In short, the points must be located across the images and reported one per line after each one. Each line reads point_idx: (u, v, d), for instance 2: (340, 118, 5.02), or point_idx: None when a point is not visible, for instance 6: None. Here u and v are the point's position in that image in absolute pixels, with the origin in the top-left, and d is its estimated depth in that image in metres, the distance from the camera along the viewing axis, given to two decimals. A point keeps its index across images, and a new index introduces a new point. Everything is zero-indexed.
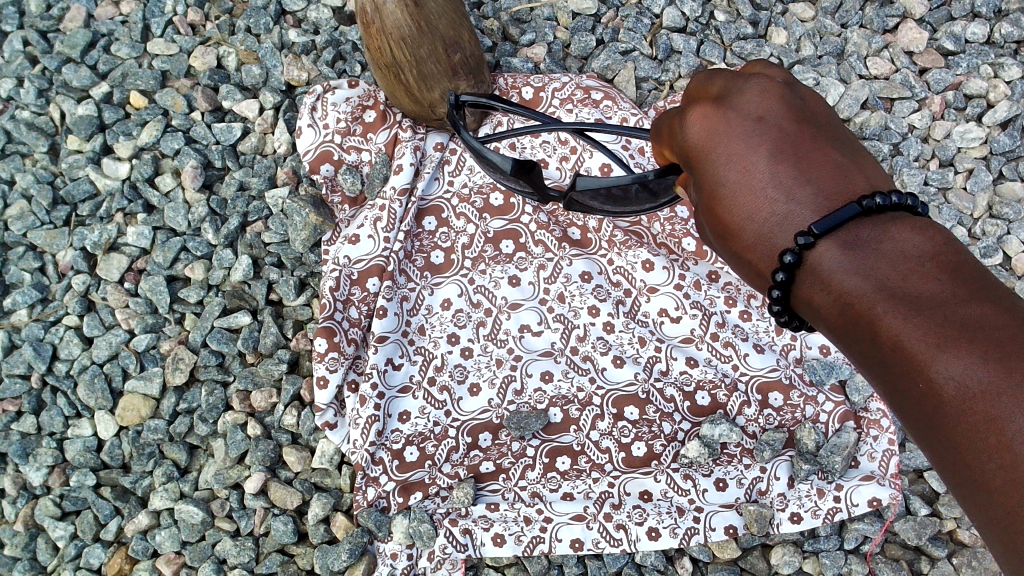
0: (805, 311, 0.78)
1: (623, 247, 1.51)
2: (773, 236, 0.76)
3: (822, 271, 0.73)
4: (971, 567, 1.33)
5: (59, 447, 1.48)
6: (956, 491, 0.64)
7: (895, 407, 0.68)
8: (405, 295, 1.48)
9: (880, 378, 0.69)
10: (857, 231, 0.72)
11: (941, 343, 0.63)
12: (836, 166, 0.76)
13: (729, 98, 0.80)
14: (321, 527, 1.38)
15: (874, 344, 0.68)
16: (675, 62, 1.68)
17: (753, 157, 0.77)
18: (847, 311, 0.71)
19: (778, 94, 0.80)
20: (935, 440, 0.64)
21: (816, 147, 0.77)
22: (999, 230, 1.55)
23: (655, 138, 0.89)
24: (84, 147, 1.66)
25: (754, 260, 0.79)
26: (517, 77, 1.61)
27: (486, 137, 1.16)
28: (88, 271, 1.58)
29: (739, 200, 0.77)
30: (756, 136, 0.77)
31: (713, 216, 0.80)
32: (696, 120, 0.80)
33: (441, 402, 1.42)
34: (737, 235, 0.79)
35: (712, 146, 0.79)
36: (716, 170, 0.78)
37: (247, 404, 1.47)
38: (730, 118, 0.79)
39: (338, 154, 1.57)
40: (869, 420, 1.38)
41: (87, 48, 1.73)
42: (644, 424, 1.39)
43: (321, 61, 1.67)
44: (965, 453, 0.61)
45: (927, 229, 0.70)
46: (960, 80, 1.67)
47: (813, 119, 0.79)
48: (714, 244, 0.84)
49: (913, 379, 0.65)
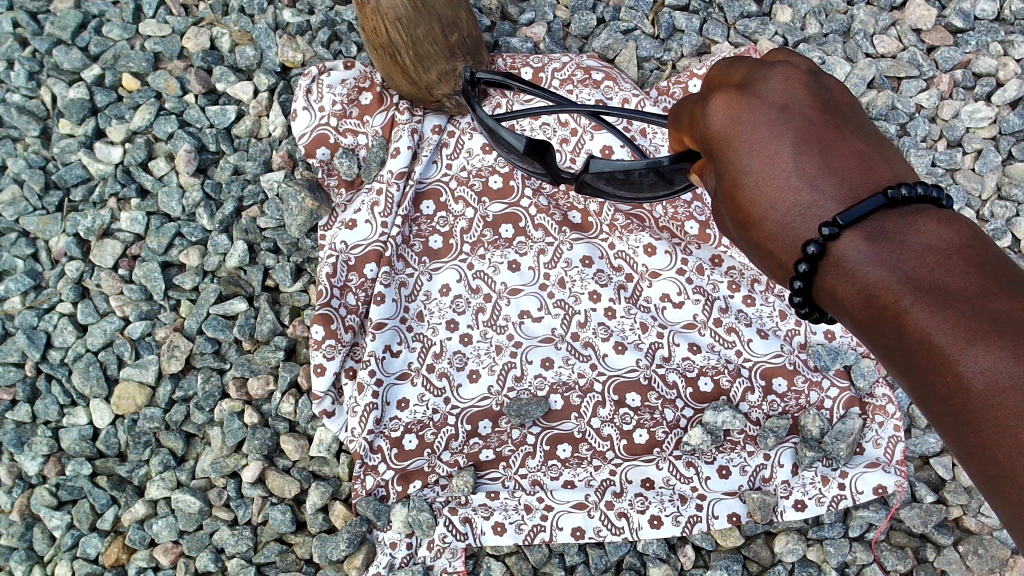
0: (827, 304, 0.75)
1: (624, 231, 1.48)
2: (796, 227, 0.73)
3: (846, 263, 0.70)
4: (977, 555, 1.31)
5: (54, 436, 1.46)
6: (982, 488, 0.62)
7: (920, 402, 0.66)
8: (402, 281, 1.46)
9: (906, 373, 0.67)
10: (882, 223, 0.69)
11: (970, 337, 0.60)
12: (861, 157, 0.72)
13: (753, 85, 0.77)
14: (319, 516, 1.37)
15: (900, 338, 0.66)
16: (677, 41, 1.65)
17: (777, 145, 0.74)
18: (872, 304, 0.68)
19: (804, 82, 0.77)
20: (962, 435, 0.61)
21: (841, 137, 0.74)
22: (1008, 212, 1.53)
23: (675, 124, 0.86)
24: (76, 131, 1.63)
25: (775, 251, 0.76)
26: (516, 58, 1.58)
27: (500, 115, 1.13)
28: (82, 257, 1.56)
29: (761, 189, 0.74)
30: (781, 125, 0.74)
31: (733, 205, 0.77)
32: (719, 107, 0.77)
33: (439, 390, 1.40)
34: (759, 226, 0.76)
35: (735, 133, 0.76)
36: (738, 158, 0.76)
37: (244, 391, 1.45)
38: (754, 105, 0.76)
39: (334, 137, 1.54)
40: (875, 406, 1.35)
41: (79, 30, 1.70)
42: (646, 411, 1.37)
43: (317, 42, 1.64)
44: (992, 446, 0.59)
45: (954, 222, 0.67)
46: (968, 58, 1.64)
47: (838, 109, 0.76)
48: (734, 235, 0.81)
49: (940, 374, 0.62)
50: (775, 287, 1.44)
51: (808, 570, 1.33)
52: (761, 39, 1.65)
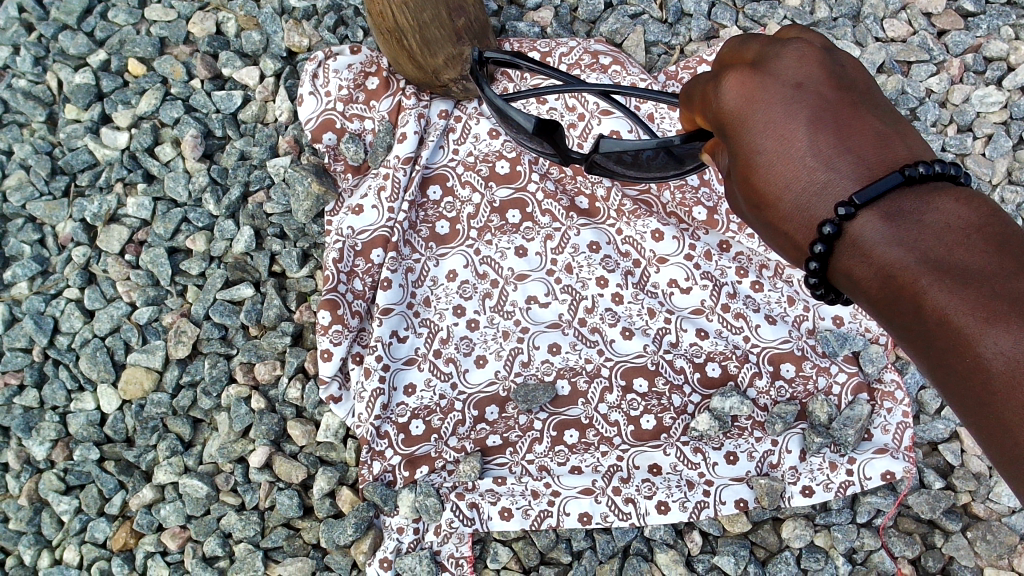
0: (842, 284, 0.74)
1: (631, 216, 1.47)
2: (812, 207, 0.72)
3: (863, 243, 0.69)
4: (985, 541, 1.31)
5: (62, 421, 1.46)
6: (1000, 468, 0.62)
7: (937, 382, 0.66)
8: (408, 267, 1.46)
9: (923, 353, 0.66)
10: (899, 202, 0.68)
11: (990, 318, 0.60)
12: (877, 135, 0.72)
13: (767, 63, 0.77)
14: (326, 501, 1.37)
15: (918, 318, 0.66)
16: (685, 25, 1.64)
17: (792, 124, 0.73)
18: (889, 284, 0.68)
19: (818, 60, 0.76)
20: (980, 415, 0.62)
21: (857, 116, 0.73)
22: (1018, 197, 1.51)
23: (687, 104, 0.85)
24: (82, 116, 1.63)
25: (789, 231, 0.75)
26: (523, 42, 1.57)
27: (508, 95, 1.11)
28: (88, 243, 1.56)
29: (776, 169, 0.74)
30: (796, 103, 0.74)
31: (748, 185, 0.76)
32: (733, 86, 0.76)
33: (446, 375, 1.40)
34: (773, 206, 0.75)
35: (749, 112, 0.75)
36: (753, 137, 0.75)
37: (251, 376, 1.45)
38: (769, 84, 0.75)
39: (340, 122, 1.53)
40: (882, 392, 1.35)
41: (84, 15, 1.70)
42: (654, 397, 1.37)
43: (323, 27, 1.64)
44: (1012, 426, 0.59)
45: (972, 200, 0.67)
46: (979, 42, 1.62)
47: (853, 87, 0.75)
48: (747, 214, 0.80)
49: (960, 355, 0.62)
50: (783, 273, 1.44)
51: (815, 556, 1.32)
52: (769, 23, 1.64)
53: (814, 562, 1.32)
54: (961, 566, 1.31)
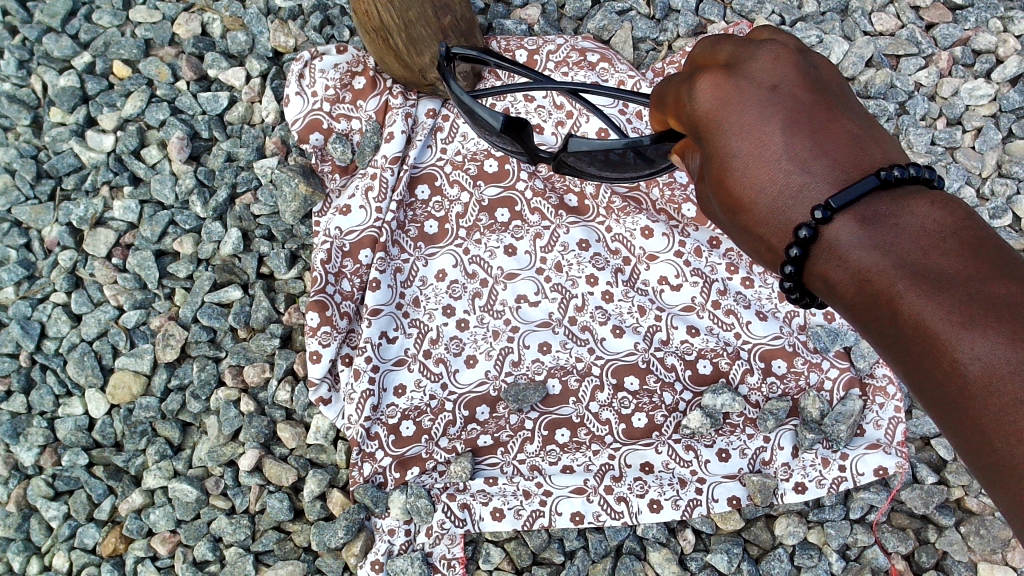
0: (818, 288, 0.74)
1: (620, 214, 1.47)
2: (787, 211, 0.72)
3: (838, 247, 0.69)
4: (978, 535, 1.30)
5: (50, 426, 1.45)
6: (979, 476, 0.60)
7: (915, 388, 0.65)
8: (397, 267, 1.45)
9: (899, 358, 0.66)
10: (875, 205, 0.68)
11: (966, 322, 0.59)
12: (852, 138, 0.71)
13: (741, 65, 0.76)
14: (317, 504, 1.36)
15: (894, 323, 0.65)
16: (673, 21, 1.63)
17: (766, 127, 0.73)
18: (864, 289, 0.67)
19: (792, 61, 0.76)
20: (957, 422, 0.61)
21: (832, 118, 0.73)
22: (1008, 189, 1.51)
23: (660, 106, 0.84)
24: (67, 120, 1.62)
25: (765, 235, 0.75)
26: (510, 40, 1.56)
27: (476, 94, 1.11)
28: (75, 246, 1.55)
29: (751, 172, 0.73)
30: (771, 106, 0.73)
31: (723, 189, 0.76)
32: (706, 88, 0.76)
33: (436, 375, 1.39)
34: (750, 210, 0.75)
35: (723, 115, 0.75)
36: (727, 141, 0.75)
37: (240, 379, 1.44)
38: (743, 86, 0.75)
39: (327, 122, 1.52)
40: (876, 387, 1.34)
41: (68, 17, 1.69)
42: (645, 395, 1.36)
43: (309, 26, 1.63)
44: (991, 436, 0.57)
45: (948, 203, 0.66)
46: (968, 35, 1.61)
47: (828, 90, 0.75)
48: (722, 219, 0.80)
49: (936, 361, 0.61)
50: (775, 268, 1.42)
51: (809, 552, 1.32)
52: (758, 18, 1.62)
53: (807, 558, 1.32)
54: (955, 560, 1.30)
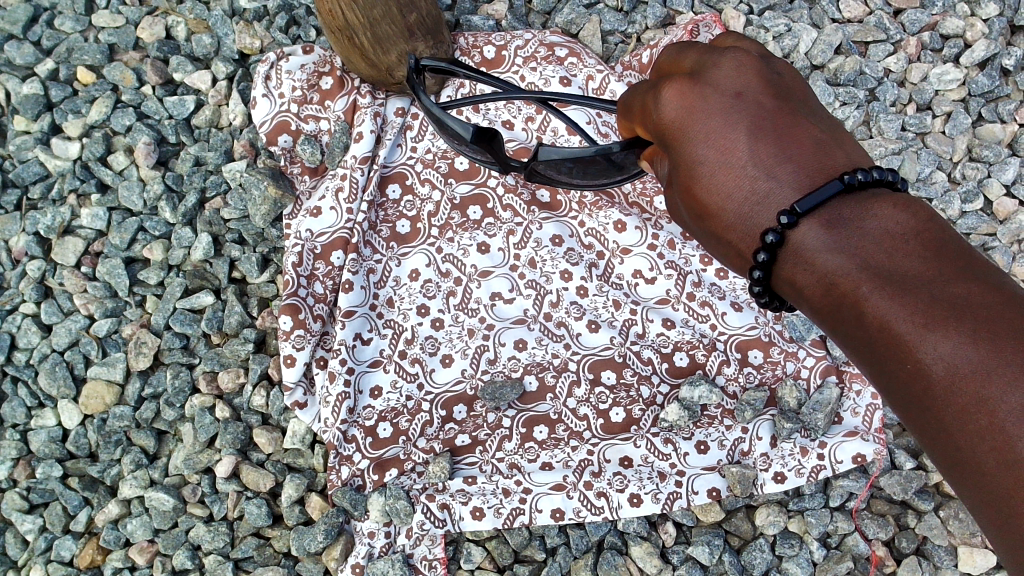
0: (787, 292, 0.75)
1: (593, 208, 1.46)
2: (754, 216, 0.73)
3: (804, 251, 0.70)
4: (958, 520, 1.30)
5: (23, 439, 1.44)
6: (947, 475, 0.62)
7: (883, 389, 0.66)
8: (370, 267, 1.44)
9: (867, 359, 0.67)
10: (840, 209, 0.69)
11: (929, 322, 0.60)
12: (816, 142, 0.73)
13: (705, 73, 0.77)
14: (295, 508, 1.34)
15: (861, 325, 0.66)
16: (642, 13, 1.62)
17: (732, 134, 0.74)
18: (831, 292, 0.68)
19: (756, 68, 0.76)
20: (923, 422, 0.62)
21: (795, 123, 0.74)
22: (979, 173, 1.52)
23: (628, 115, 0.85)
24: (32, 127, 1.61)
25: (734, 241, 0.76)
26: (478, 36, 1.55)
27: (445, 104, 1.10)
28: (43, 255, 1.53)
29: (719, 179, 0.74)
30: (735, 112, 0.74)
31: (690, 195, 0.77)
32: (672, 97, 0.76)
33: (412, 375, 1.38)
34: (718, 217, 0.76)
35: (690, 123, 0.75)
36: (694, 148, 0.75)
37: (215, 385, 1.43)
38: (708, 94, 0.75)
39: (295, 124, 1.51)
40: (851, 374, 1.34)
41: (30, 23, 1.67)
42: (622, 389, 1.36)
43: (274, 28, 1.61)
44: (954, 435, 0.59)
45: (910, 205, 0.67)
46: (936, 20, 1.61)
47: (791, 95, 0.76)
48: (690, 224, 0.81)
49: (901, 362, 0.62)
50: None
51: (790, 542, 1.31)
52: (725, 8, 1.61)
53: (788, 548, 1.31)
54: (935, 545, 1.31)
